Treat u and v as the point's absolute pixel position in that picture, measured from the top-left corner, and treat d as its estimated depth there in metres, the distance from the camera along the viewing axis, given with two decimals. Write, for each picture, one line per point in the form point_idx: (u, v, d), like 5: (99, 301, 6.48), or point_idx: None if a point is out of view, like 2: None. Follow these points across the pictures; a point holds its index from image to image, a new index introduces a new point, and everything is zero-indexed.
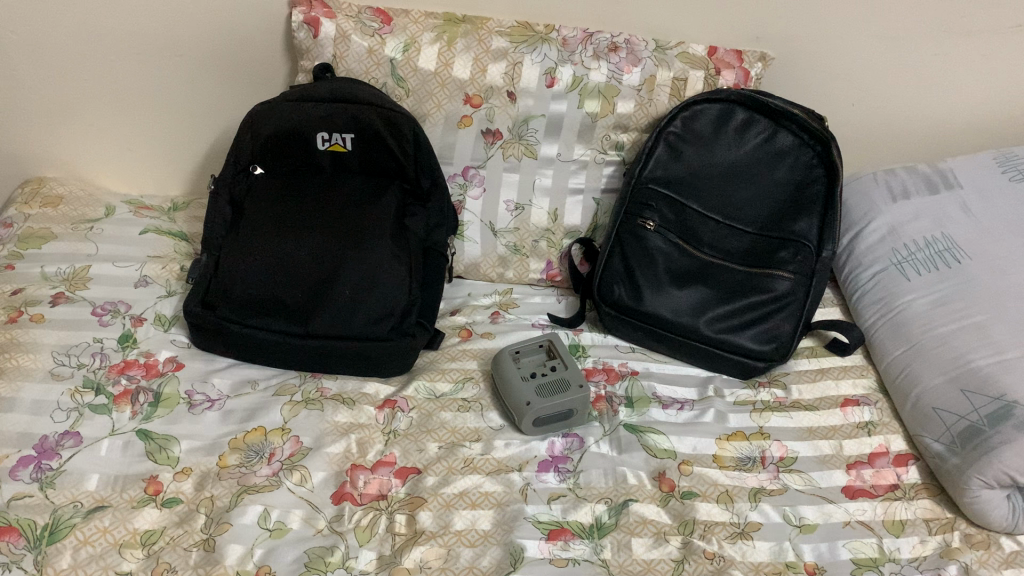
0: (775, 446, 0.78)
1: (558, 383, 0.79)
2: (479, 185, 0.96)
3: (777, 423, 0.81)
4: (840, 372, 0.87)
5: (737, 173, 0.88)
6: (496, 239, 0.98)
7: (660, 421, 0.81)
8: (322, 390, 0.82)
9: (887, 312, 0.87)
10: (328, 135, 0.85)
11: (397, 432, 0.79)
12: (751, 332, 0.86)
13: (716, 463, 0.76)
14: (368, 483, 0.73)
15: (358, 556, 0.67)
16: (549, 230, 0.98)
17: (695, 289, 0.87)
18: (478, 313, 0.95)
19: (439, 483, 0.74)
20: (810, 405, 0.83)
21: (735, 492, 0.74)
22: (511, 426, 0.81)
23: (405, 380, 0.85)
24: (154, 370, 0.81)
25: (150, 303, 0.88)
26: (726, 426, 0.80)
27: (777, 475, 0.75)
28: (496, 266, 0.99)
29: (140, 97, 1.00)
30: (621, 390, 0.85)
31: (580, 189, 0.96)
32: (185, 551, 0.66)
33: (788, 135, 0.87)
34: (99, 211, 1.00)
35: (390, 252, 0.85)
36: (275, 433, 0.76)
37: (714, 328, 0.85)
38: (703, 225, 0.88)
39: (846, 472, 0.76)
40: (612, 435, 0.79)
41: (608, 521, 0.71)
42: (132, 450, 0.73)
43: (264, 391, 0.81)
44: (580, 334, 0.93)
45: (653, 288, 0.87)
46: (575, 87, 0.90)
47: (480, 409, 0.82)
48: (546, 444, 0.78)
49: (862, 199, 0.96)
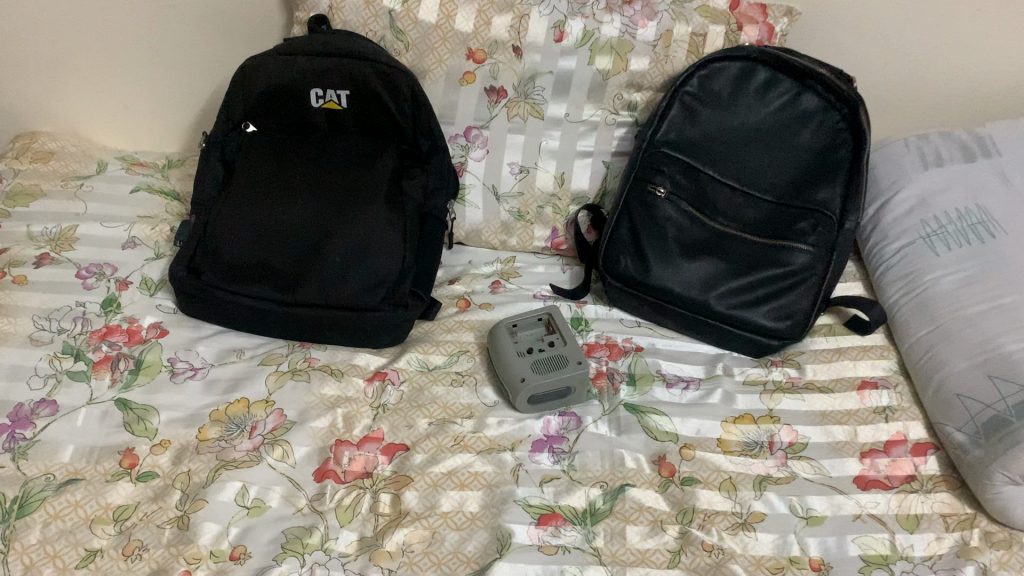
0: (785, 431, 0.73)
1: (555, 359, 0.75)
2: (481, 147, 0.90)
3: (788, 407, 0.75)
4: (859, 352, 0.80)
5: (758, 137, 0.83)
6: (499, 204, 0.92)
7: (664, 401, 0.76)
8: (309, 360, 0.77)
9: (913, 288, 0.81)
10: (322, 91, 0.83)
11: (386, 406, 0.75)
12: (766, 308, 0.80)
13: (720, 447, 0.72)
14: (353, 460, 0.70)
15: (337, 538, 0.65)
16: (556, 195, 0.91)
17: (707, 262, 0.81)
18: (478, 282, 0.89)
19: (427, 462, 0.71)
20: (826, 387, 0.77)
21: (739, 480, 0.69)
22: (506, 404, 0.76)
23: (397, 352, 0.80)
24: (137, 337, 0.78)
25: (137, 267, 0.84)
26: (733, 408, 0.75)
27: (785, 462, 0.71)
28: (498, 232, 0.93)
29: (132, 50, 0.96)
30: (623, 366, 0.79)
31: (589, 152, 0.90)
32: (158, 529, 0.63)
33: (815, 97, 0.81)
34: (91, 167, 0.97)
35: (385, 218, 0.81)
36: (258, 406, 0.72)
37: (726, 303, 0.80)
38: (717, 192, 0.83)
39: (860, 461, 0.70)
40: (612, 415, 0.75)
41: (602, 507, 0.67)
42: (110, 421, 0.70)
43: (249, 360, 0.77)
44: (583, 305, 0.86)
45: (662, 259, 0.82)
46: (585, 41, 0.84)
47: (474, 384, 0.77)
48: (542, 423, 0.74)
49: (890, 166, 0.90)
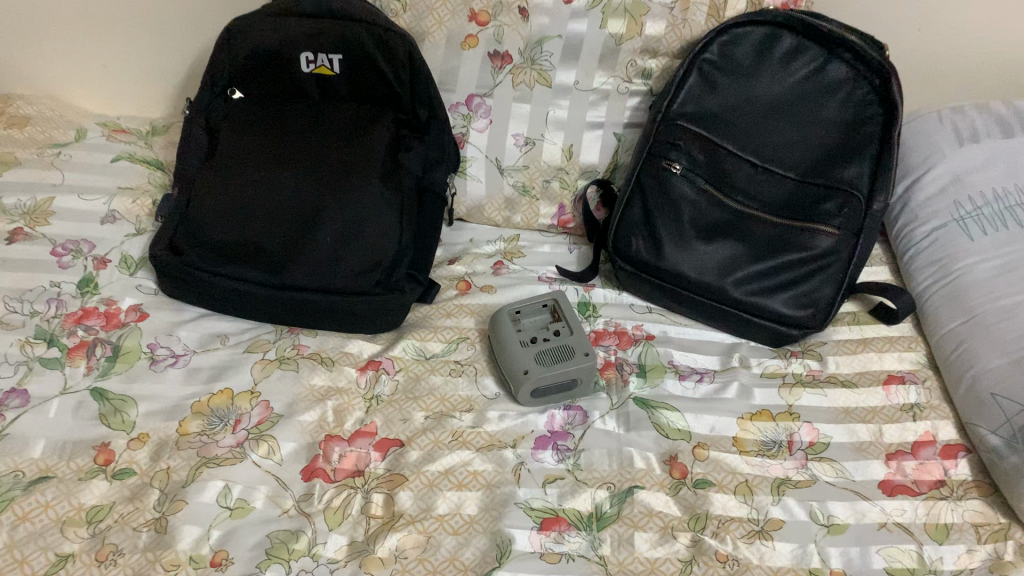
0: (805, 430, 0.68)
1: (562, 351, 0.70)
2: (484, 116, 0.84)
3: (809, 402, 0.71)
4: (886, 342, 0.75)
5: (781, 108, 0.77)
6: (503, 178, 0.86)
7: (676, 395, 0.71)
8: (299, 347, 0.73)
9: (944, 275, 0.76)
10: (313, 55, 0.76)
11: (380, 398, 0.70)
12: (786, 295, 0.75)
13: (735, 447, 0.67)
14: (343, 457, 0.66)
15: (325, 543, 0.60)
16: (563, 169, 0.86)
17: (725, 245, 0.76)
18: (479, 263, 0.84)
19: (422, 460, 0.66)
20: (849, 381, 0.72)
21: (756, 483, 0.65)
22: (508, 396, 0.72)
23: (393, 338, 0.76)
24: (115, 320, 0.73)
25: (117, 243, 0.79)
26: (750, 403, 0.70)
27: (805, 464, 0.66)
28: (502, 208, 0.87)
29: (112, 7, 0.90)
30: (633, 356, 0.74)
31: (599, 123, 0.84)
32: (134, 532, 0.59)
33: (842, 66, 0.75)
34: (70, 134, 0.91)
35: (380, 194, 0.76)
36: (243, 397, 0.68)
37: (743, 290, 0.75)
38: (737, 168, 0.77)
39: (885, 464, 0.66)
40: (620, 410, 0.70)
41: (609, 512, 0.63)
42: (85, 412, 0.66)
43: (234, 347, 0.72)
44: (591, 289, 0.80)
45: (676, 242, 0.77)
46: (596, 3, 0.78)
47: (474, 374, 0.73)
48: (545, 418, 0.70)
49: (922, 141, 0.84)
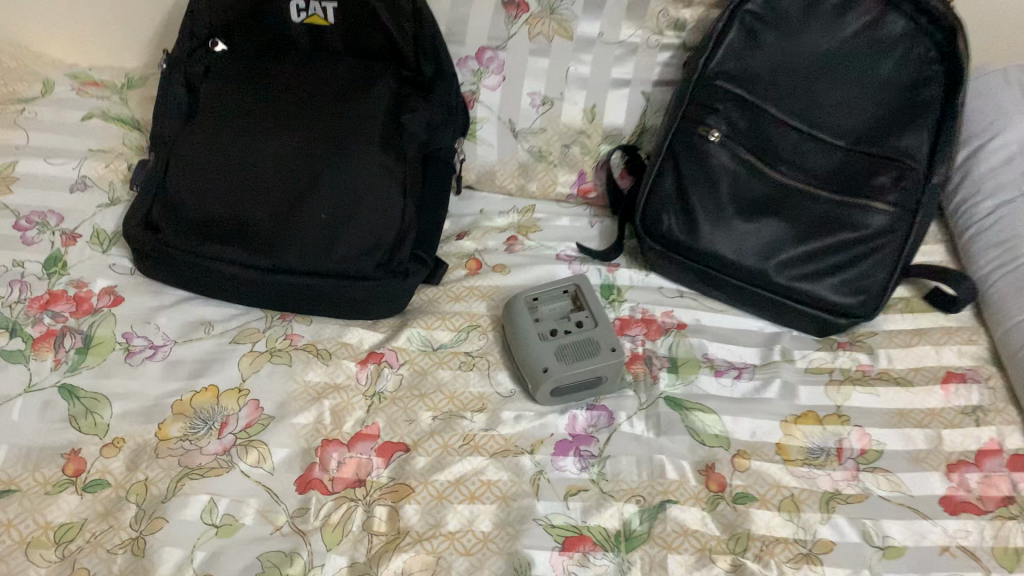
0: (856, 436, 0.62)
1: (585, 346, 0.62)
2: (497, 72, 0.75)
3: (859, 404, 0.64)
4: (944, 334, 0.68)
5: (831, 67, 0.68)
6: (517, 142, 0.78)
7: (712, 394, 0.64)
8: (292, 337, 0.65)
9: (1011, 259, 0.68)
10: (304, 3, 0.68)
11: (382, 396, 0.63)
12: (834, 280, 0.68)
13: (779, 455, 0.60)
14: (342, 465, 0.59)
15: (323, 565, 0.54)
16: (584, 132, 0.77)
17: (767, 223, 0.68)
18: (491, 238, 0.75)
19: (430, 468, 0.59)
20: (903, 379, 0.65)
21: (802, 499, 0.58)
22: (525, 394, 0.64)
23: (396, 325, 0.68)
24: (86, 306, 0.65)
25: (88, 215, 0.71)
26: (794, 404, 0.63)
27: (856, 476, 0.59)
28: (516, 176, 0.79)
29: None
30: (663, 348, 0.67)
31: (626, 81, 0.75)
32: (108, 555, 0.52)
33: (900, 20, 0.66)
34: (34, 87, 0.82)
35: (379, 164, 0.67)
36: (230, 396, 0.61)
37: (787, 274, 0.67)
38: (782, 136, 0.68)
39: (946, 477, 0.59)
40: (650, 410, 0.63)
41: (639, 530, 0.56)
42: (52, 414, 0.59)
43: (220, 336, 0.65)
44: (615, 270, 0.73)
45: (713, 219, 0.68)
46: None
47: (486, 368, 0.65)
48: (566, 419, 0.63)
49: (987, 105, 0.75)
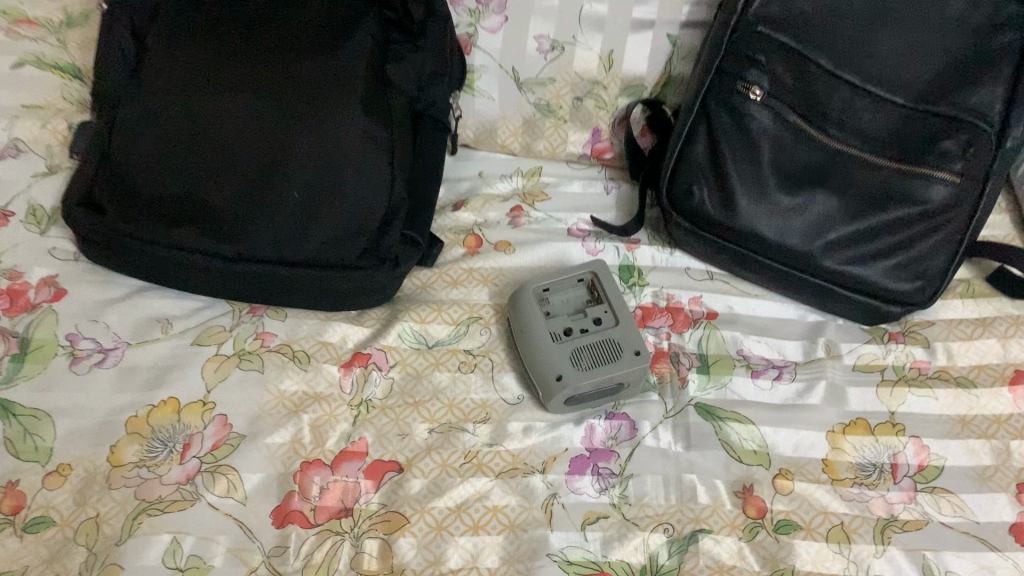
0: (912, 449, 0.54)
1: (605, 349, 0.54)
2: (498, 12, 0.64)
3: (916, 409, 0.56)
4: (1011, 325, 0.59)
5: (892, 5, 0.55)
6: (522, 94, 0.67)
7: (747, 399, 0.56)
8: (264, 337, 0.56)
9: None
10: None
11: (371, 405, 0.55)
12: (888, 262, 0.59)
13: (826, 474, 0.53)
14: (326, 491, 0.51)
15: None
16: (599, 83, 0.66)
17: (814, 197, 0.59)
18: (492, 208, 0.66)
19: (427, 493, 0.51)
20: (964, 380, 0.57)
21: (854, 527, 0.51)
22: (534, 400, 0.57)
23: (385, 318, 0.60)
24: (22, 301, 0.56)
25: (23, 188, 0.61)
26: (842, 411, 0.56)
27: (913, 498, 0.52)
28: (520, 133, 0.69)
29: None
30: (691, 343, 0.59)
31: (649, 23, 0.63)
32: None
33: None
34: None
35: (362, 130, 0.57)
36: (193, 410, 0.53)
37: (835, 256, 0.59)
38: (832, 91, 0.57)
39: (1016, 500, 0.52)
40: (678, 419, 0.55)
41: (668, 565, 0.49)
42: None
43: (180, 337, 0.56)
44: (635, 248, 0.65)
45: (751, 193, 0.59)
46: None
47: (490, 369, 0.57)
48: (583, 431, 0.55)
49: None
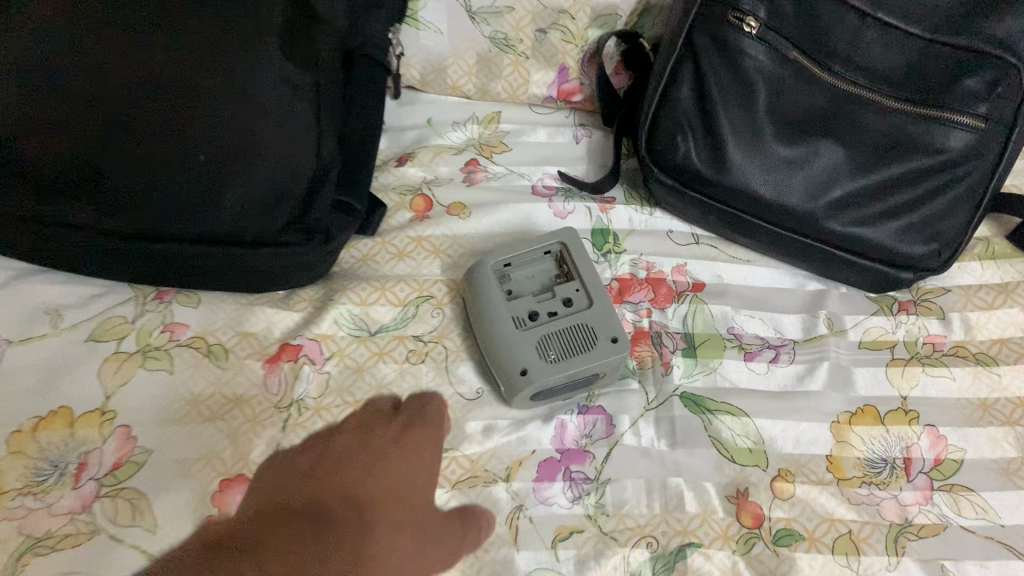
0: (926, 440, 0.47)
1: (576, 336, 0.46)
2: None
3: (931, 392, 0.49)
4: None
5: None
6: (475, 26, 0.57)
7: (741, 386, 0.49)
8: (174, 329, 0.47)
9: None
10: None
11: (305, 405, 0.46)
12: (898, 222, 0.52)
13: (832, 472, 0.46)
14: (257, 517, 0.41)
15: None
16: (566, 12, 0.57)
17: (816, 148, 0.50)
18: (443, 162, 0.58)
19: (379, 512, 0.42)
20: (983, 358, 0.51)
21: (863, 535, 0.44)
22: (496, 394, 0.49)
23: (320, 300, 0.51)
24: None
25: None
26: (850, 397, 0.49)
27: (929, 498, 0.46)
28: (475, 73, 0.60)
29: None
30: (676, 321, 0.52)
31: None
32: None
33: None
34: None
35: (278, 76, 0.47)
36: (90, 421, 0.43)
37: (838, 216, 0.51)
38: (840, 22, 0.48)
39: None
40: (661, 412, 0.48)
41: None
42: None
43: (69, 332, 0.46)
44: (610, 209, 0.56)
45: (744, 145, 0.51)
46: None
47: (444, 360, 0.49)
48: (553, 429, 0.47)
49: None
